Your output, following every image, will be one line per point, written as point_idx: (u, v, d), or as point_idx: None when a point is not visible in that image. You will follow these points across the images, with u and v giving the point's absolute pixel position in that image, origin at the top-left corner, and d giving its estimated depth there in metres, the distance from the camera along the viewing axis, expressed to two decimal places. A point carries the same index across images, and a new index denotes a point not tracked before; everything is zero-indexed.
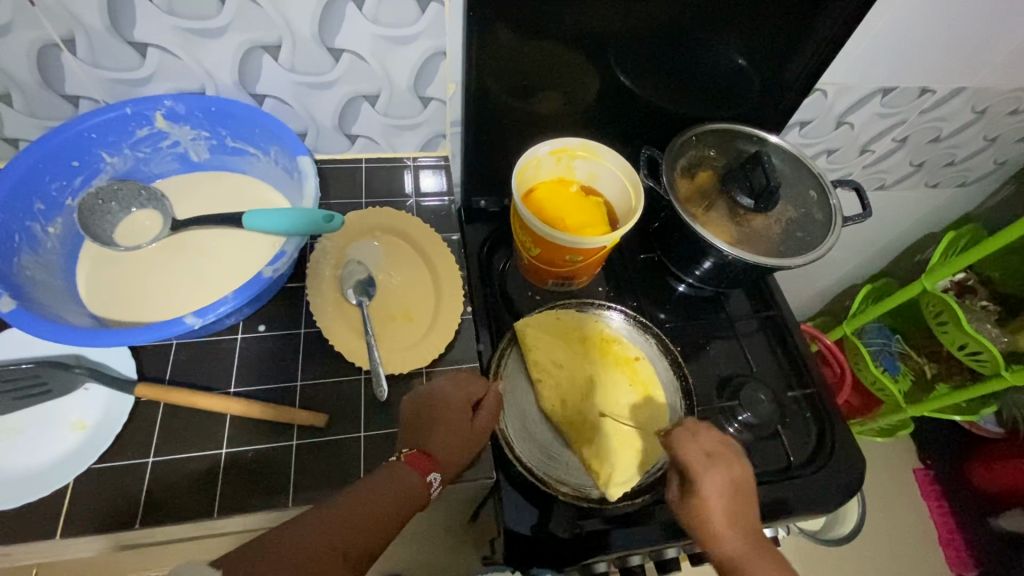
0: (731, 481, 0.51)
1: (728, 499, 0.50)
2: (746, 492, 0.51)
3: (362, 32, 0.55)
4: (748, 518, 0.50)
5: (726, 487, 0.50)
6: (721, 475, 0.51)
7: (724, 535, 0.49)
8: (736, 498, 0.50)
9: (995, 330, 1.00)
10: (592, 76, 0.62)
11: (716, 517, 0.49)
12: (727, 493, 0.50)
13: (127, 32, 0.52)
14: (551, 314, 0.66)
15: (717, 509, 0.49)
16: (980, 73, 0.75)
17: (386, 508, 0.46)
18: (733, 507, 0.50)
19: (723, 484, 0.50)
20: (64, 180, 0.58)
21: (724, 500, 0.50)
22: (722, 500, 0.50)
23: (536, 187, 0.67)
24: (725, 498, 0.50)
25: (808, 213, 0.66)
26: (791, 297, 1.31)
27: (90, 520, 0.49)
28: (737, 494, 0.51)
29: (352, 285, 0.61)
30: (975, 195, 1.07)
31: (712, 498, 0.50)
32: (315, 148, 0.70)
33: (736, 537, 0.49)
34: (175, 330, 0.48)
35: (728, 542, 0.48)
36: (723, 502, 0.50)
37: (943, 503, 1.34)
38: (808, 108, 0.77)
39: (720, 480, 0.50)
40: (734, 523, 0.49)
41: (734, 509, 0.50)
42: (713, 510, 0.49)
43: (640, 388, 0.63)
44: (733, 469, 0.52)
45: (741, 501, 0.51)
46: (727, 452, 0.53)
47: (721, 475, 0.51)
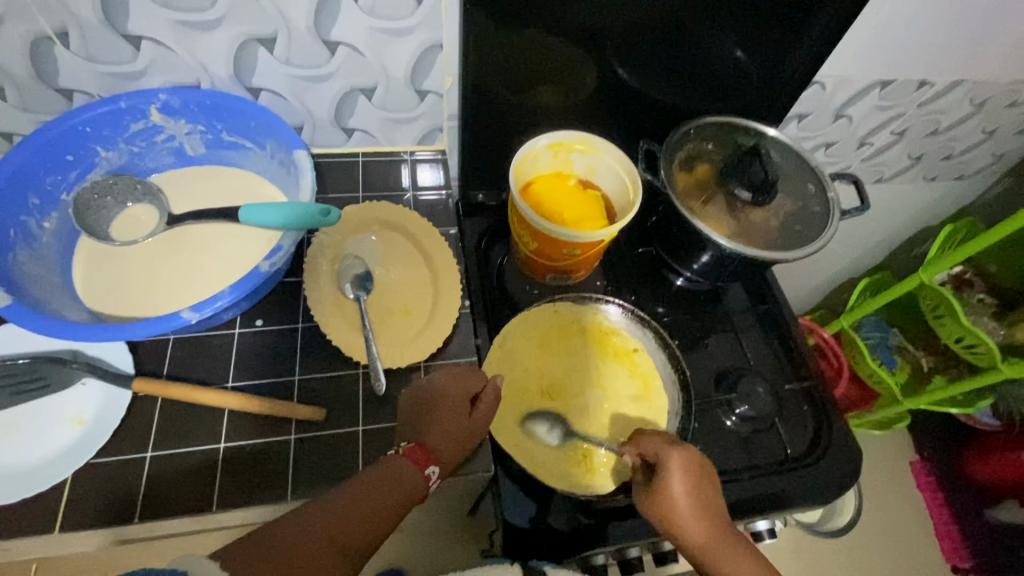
0: (694, 469, 0.52)
1: (694, 487, 0.52)
2: (709, 478, 0.53)
3: (358, 24, 0.55)
4: (713, 503, 0.52)
5: (690, 476, 0.52)
6: (685, 462, 0.52)
7: (692, 525, 0.50)
8: (701, 484, 0.52)
9: (992, 323, 1.01)
10: (590, 68, 0.62)
11: (683, 507, 0.51)
12: (692, 479, 0.52)
13: (121, 24, 0.52)
14: (550, 308, 0.66)
15: (684, 499, 0.51)
16: (979, 65, 0.75)
17: (384, 501, 0.46)
18: (699, 493, 0.52)
19: (689, 472, 0.52)
20: (58, 175, 0.58)
21: (691, 488, 0.51)
22: (687, 489, 0.51)
23: (534, 181, 0.67)
24: (691, 487, 0.51)
25: (806, 207, 0.66)
26: (790, 290, 1.31)
27: (90, 515, 0.49)
28: (703, 481, 0.52)
29: (350, 279, 0.61)
30: (973, 188, 1.07)
31: (678, 489, 0.51)
32: (311, 142, 0.70)
33: (704, 527, 0.51)
34: (172, 325, 0.48)
35: (697, 533, 0.50)
36: (689, 491, 0.51)
37: (939, 495, 1.36)
38: (806, 101, 0.77)
39: (686, 466, 0.52)
40: (699, 511, 0.51)
41: (699, 496, 0.51)
42: (679, 499, 0.51)
43: (639, 380, 0.64)
44: (696, 456, 0.53)
45: (706, 488, 0.52)
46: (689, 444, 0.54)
47: (686, 461, 0.52)
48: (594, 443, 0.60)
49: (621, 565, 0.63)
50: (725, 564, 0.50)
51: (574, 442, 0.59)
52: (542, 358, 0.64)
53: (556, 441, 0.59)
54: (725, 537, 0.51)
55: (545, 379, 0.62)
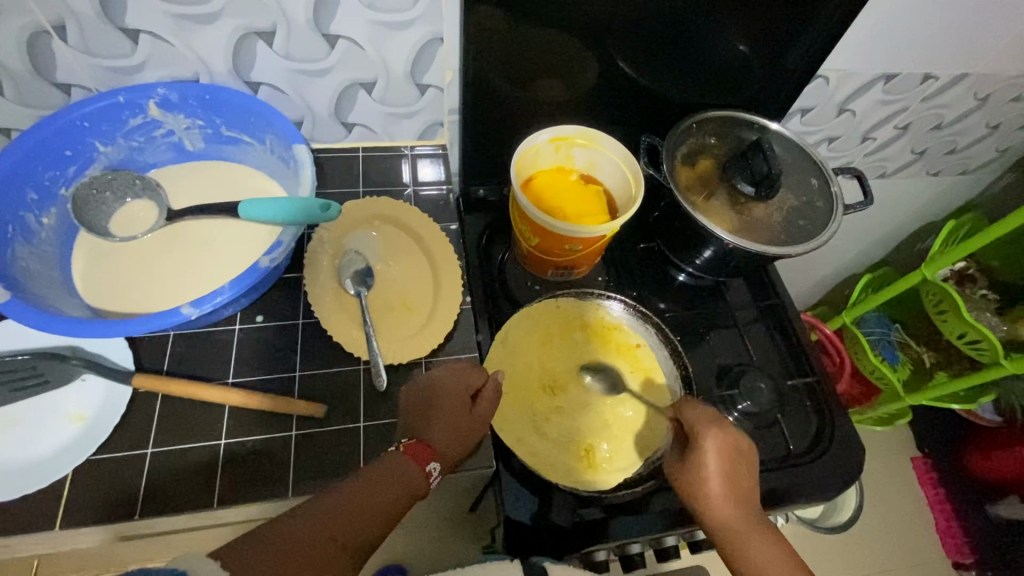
0: (731, 448, 0.52)
1: (728, 468, 0.51)
2: (745, 460, 0.52)
3: (357, 17, 0.54)
4: (745, 485, 0.52)
5: (725, 455, 0.51)
6: (723, 441, 0.52)
7: (720, 504, 0.50)
8: (736, 466, 0.52)
9: (995, 319, 1.00)
10: (591, 62, 0.62)
11: (713, 485, 0.51)
12: (728, 459, 0.51)
13: (118, 18, 0.51)
14: (551, 304, 0.66)
15: (716, 477, 0.51)
16: (984, 59, 0.74)
17: (385, 498, 0.46)
18: (732, 474, 0.51)
19: (723, 452, 0.51)
20: (57, 170, 0.57)
21: (725, 467, 0.51)
22: (720, 467, 0.51)
23: (535, 176, 0.66)
24: (725, 467, 0.51)
25: (809, 202, 0.66)
26: (791, 286, 1.31)
27: (90, 511, 0.49)
28: (738, 462, 0.52)
29: (350, 275, 0.60)
30: (976, 184, 1.06)
31: (712, 466, 0.51)
32: (311, 137, 0.70)
33: (732, 509, 0.50)
34: (171, 321, 0.47)
35: (724, 513, 0.50)
36: (722, 469, 0.51)
37: (941, 491, 1.35)
38: (809, 95, 0.77)
39: (721, 445, 0.52)
40: (732, 491, 0.51)
41: (732, 476, 0.51)
42: (710, 477, 0.51)
43: (640, 375, 0.63)
44: (734, 437, 0.52)
45: (741, 469, 0.52)
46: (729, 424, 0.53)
47: (723, 441, 0.52)
48: (596, 439, 0.59)
49: (623, 562, 0.62)
50: (747, 551, 0.50)
51: (575, 438, 0.59)
52: (544, 354, 0.63)
53: (557, 437, 0.59)
54: (752, 522, 0.51)
55: (546, 375, 0.62)
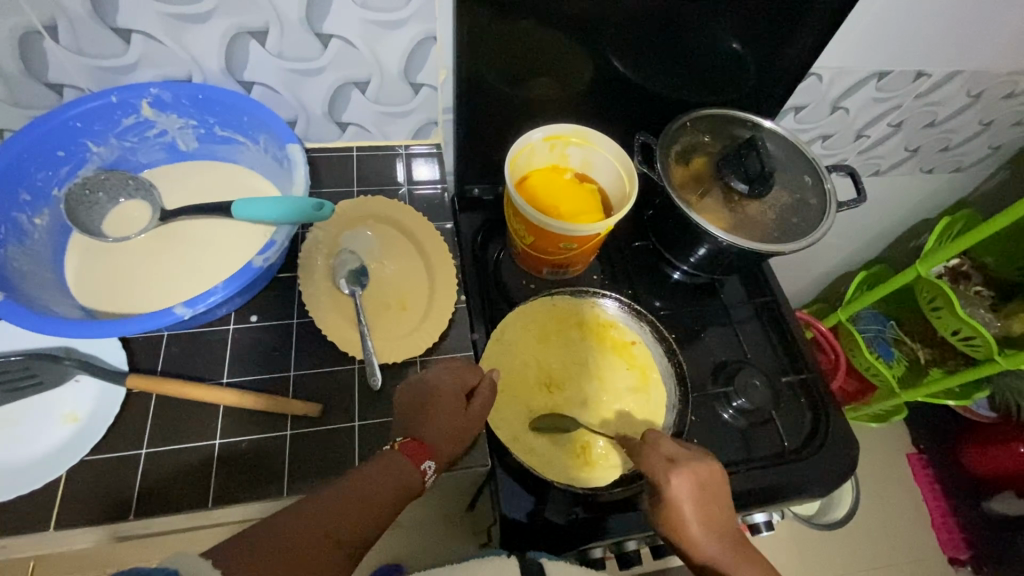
0: (697, 485, 0.50)
1: (699, 506, 0.50)
2: (716, 494, 0.51)
3: (350, 16, 0.54)
4: (721, 520, 0.50)
5: (693, 492, 0.50)
6: (686, 480, 0.50)
7: (702, 546, 0.49)
8: (708, 501, 0.50)
9: (989, 315, 1.01)
10: (585, 61, 0.62)
11: (691, 526, 0.49)
12: (696, 495, 0.50)
13: (111, 18, 0.51)
14: (547, 301, 0.66)
15: (692, 518, 0.49)
16: (976, 55, 0.74)
17: (380, 495, 0.46)
18: (705, 510, 0.50)
19: (689, 491, 0.50)
20: (50, 170, 0.57)
21: (697, 508, 0.50)
22: (693, 508, 0.49)
23: (529, 175, 0.67)
24: (696, 505, 0.50)
25: (802, 199, 0.66)
26: (787, 283, 1.31)
27: (84, 512, 0.49)
28: (709, 497, 0.50)
29: (345, 274, 0.60)
30: (970, 180, 1.06)
31: (684, 507, 0.49)
32: (305, 137, 0.70)
33: (717, 547, 0.49)
34: (164, 321, 0.47)
35: (710, 552, 0.49)
36: (696, 510, 0.50)
37: (937, 487, 1.37)
38: (803, 93, 0.77)
39: (686, 484, 0.50)
40: (710, 530, 0.49)
41: (705, 517, 0.50)
42: (686, 518, 0.49)
43: (636, 372, 0.64)
44: (696, 473, 0.51)
45: (714, 505, 0.50)
46: (687, 461, 0.52)
47: (688, 479, 0.50)
48: (592, 435, 0.60)
49: (619, 558, 0.63)
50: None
51: (573, 434, 0.59)
52: (541, 351, 0.63)
53: (554, 433, 0.59)
54: (742, 558, 0.49)
55: (544, 372, 0.62)
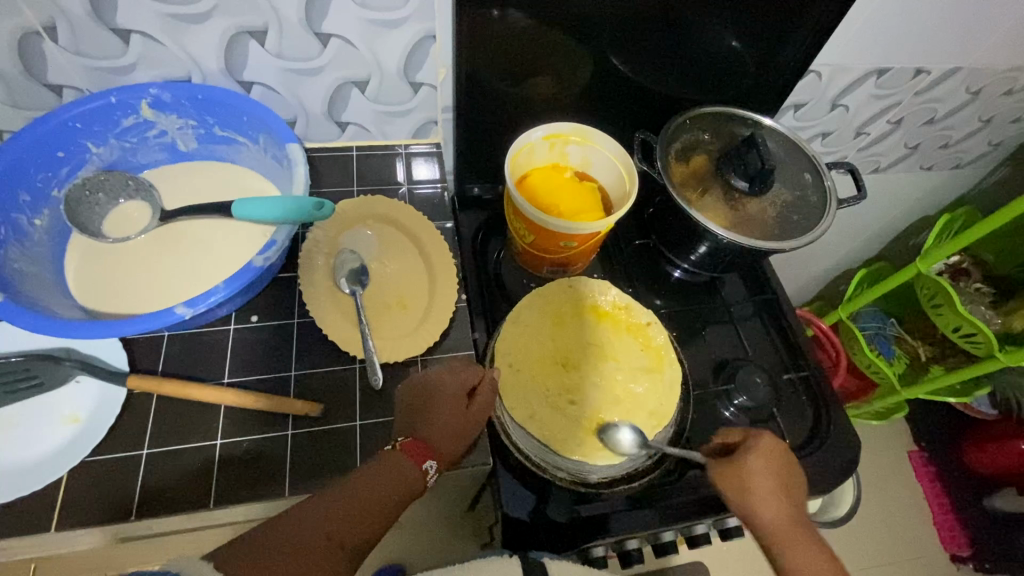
0: (776, 455, 0.52)
1: (778, 473, 0.52)
2: (794, 471, 0.53)
3: (349, 16, 0.54)
4: (793, 492, 0.52)
5: (776, 457, 0.52)
6: (772, 445, 0.53)
7: (768, 504, 0.50)
8: (785, 472, 0.52)
9: (989, 312, 1.01)
10: (585, 59, 0.62)
11: (763, 485, 0.50)
12: (776, 461, 0.52)
13: (109, 18, 0.51)
14: (565, 284, 0.65)
15: (767, 476, 0.51)
16: (975, 52, 0.74)
17: (381, 495, 0.46)
18: (781, 477, 0.51)
19: (773, 454, 0.52)
20: (49, 171, 0.57)
21: (775, 470, 0.51)
22: (773, 466, 0.52)
23: (529, 173, 0.67)
24: (775, 469, 0.52)
25: (803, 196, 0.66)
26: (787, 281, 1.31)
27: (85, 514, 0.49)
28: (786, 469, 0.52)
29: (346, 274, 0.60)
30: (970, 178, 1.06)
31: (763, 466, 0.51)
32: (304, 137, 0.69)
33: (782, 508, 0.50)
34: (165, 320, 0.47)
35: (775, 513, 0.49)
36: (772, 473, 0.51)
37: (937, 484, 1.36)
38: (802, 90, 0.77)
39: (771, 448, 0.53)
40: (781, 495, 0.50)
41: (781, 481, 0.51)
42: (760, 478, 0.51)
43: (651, 353, 0.62)
44: (780, 446, 0.53)
45: (789, 480, 0.52)
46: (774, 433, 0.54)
47: (772, 444, 0.53)
48: (608, 413, 0.57)
49: (621, 558, 0.63)
50: (795, 555, 0.48)
51: (588, 413, 0.57)
52: (556, 331, 0.62)
53: (571, 411, 0.57)
54: (800, 531, 0.50)
55: (559, 352, 0.61)
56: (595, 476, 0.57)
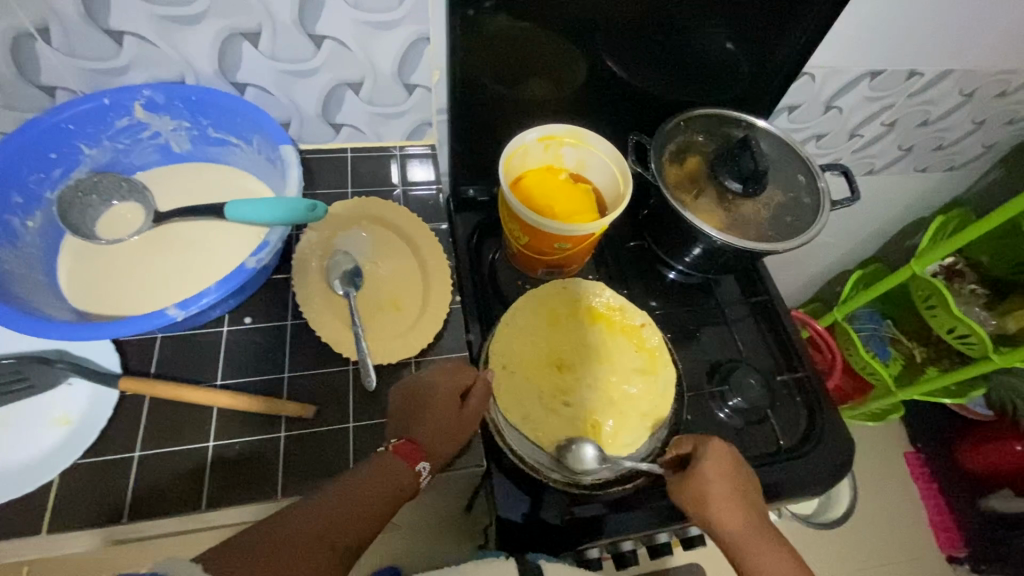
0: (727, 461, 0.54)
1: (729, 480, 0.53)
2: (747, 474, 0.54)
3: (343, 17, 0.54)
4: (748, 494, 0.53)
5: (726, 463, 0.53)
6: (720, 451, 0.54)
7: (725, 514, 0.51)
8: (737, 477, 0.53)
9: (983, 313, 1.02)
10: (579, 60, 0.62)
11: (717, 496, 0.52)
12: (726, 466, 0.53)
13: (102, 19, 0.51)
14: (559, 286, 0.65)
15: (719, 486, 0.52)
16: (967, 54, 0.75)
17: (374, 496, 0.46)
18: (733, 483, 0.53)
19: (722, 461, 0.53)
20: (42, 172, 0.57)
21: (724, 478, 0.52)
22: (722, 474, 0.52)
23: (524, 175, 0.67)
24: (727, 476, 0.53)
25: (796, 198, 0.66)
26: (783, 282, 1.31)
27: (76, 516, 0.49)
28: (739, 473, 0.53)
29: (339, 276, 0.60)
30: (965, 179, 1.07)
31: (715, 476, 0.52)
32: (299, 138, 0.69)
33: (740, 516, 0.51)
34: (157, 322, 0.47)
35: (733, 523, 0.51)
36: (724, 481, 0.52)
37: (933, 485, 1.37)
38: (796, 92, 0.77)
39: (720, 454, 0.54)
40: (735, 502, 0.52)
41: (734, 488, 0.52)
42: (712, 489, 0.52)
43: (645, 354, 0.62)
44: (730, 450, 0.54)
45: (745, 484, 0.53)
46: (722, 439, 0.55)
47: (721, 450, 0.54)
48: (602, 414, 0.58)
49: (616, 560, 0.62)
50: (760, 562, 0.50)
51: (582, 414, 0.57)
52: (550, 333, 0.62)
53: (565, 412, 0.57)
54: (762, 535, 0.51)
55: (554, 353, 0.61)
56: (589, 478, 0.57)
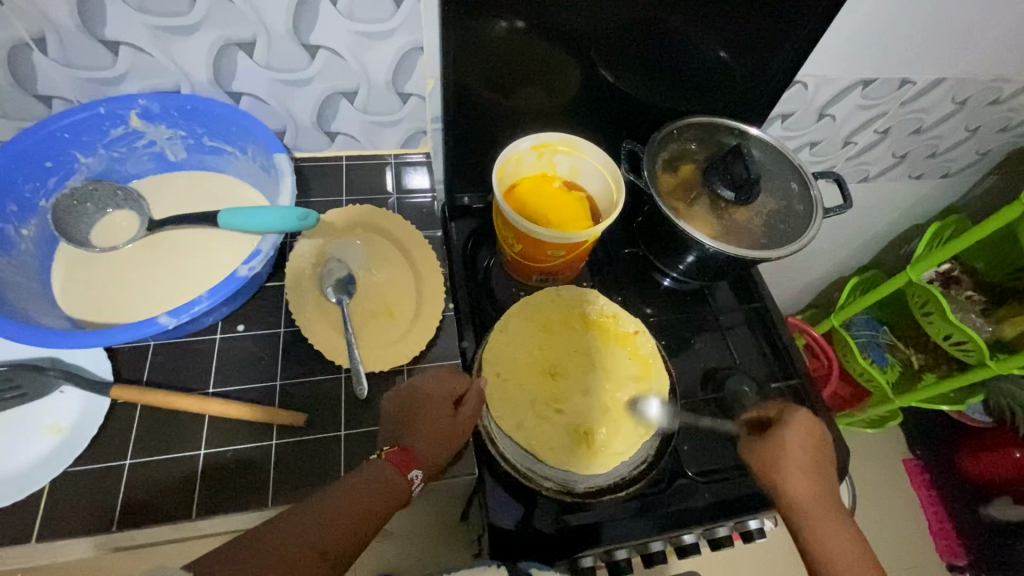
0: (811, 434, 0.57)
1: (811, 450, 0.56)
2: (825, 450, 0.57)
3: (337, 28, 0.55)
4: (823, 471, 0.56)
5: (807, 437, 0.56)
6: (806, 425, 0.57)
7: (798, 480, 0.54)
8: (818, 450, 0.56)
9: (980, 320, 1.02)
10: (572, 69, 0.62)
11: (794, 462, 0.55)
12: (809, 439, 0.56)
13: (98, 30, 0.52)
14: (552, 293, 0.65)
15: (798, 454, 0.55)
16: (959, 63, 0.75)
17: (373, 506, 0.46)
18: (812, 456, 0.56)
19: (806, 434, 0.56)
20: (37, 181, 0.57)
21: (805, 449, 0.56)
22: (805, 445, 0.56)
23: (518, 183, 0.67)
24: (807, 446, 0.56)
25: (789, 205, 0.66)
26: (780, 289, 1.31)
27: (66, 525, 0.49)
28: (819, 447, 0.57)
29: (332, 283, 0.60)
30: (959, 186, 1.07)
31: (797, 445, 0.56)
32: (293, 146, 0.70)
33: (810, 486, 0.55)
34: (149, 330, 0.47)
35: (803, 488, 0.54)
36: (803, 451, 0.56)
37: (933, 492, 1.37)
38: (789, 100, 0.77)
39: (804, 427, 0.57)
40: (809, 472, 0.55)
41: (812, 461, 0.56)
42: (791, 456, 0.55)
43: (639, 362, 0.62)
44: (817, 426, 0.57)
45: (821, 460, 0.56)
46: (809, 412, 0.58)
47: (806, 423, 0.57)
48: (596, 422, 0.57)
49: None
50: (818, 529, 0.53)
51: (575, 422, 0.57)
52: (543, 340, 0.62)
53: (558, 420, 0.57)
54: (826, 504, 0.55)
55: (547, 360, 0.61)
56: (582, 486, 0.57)
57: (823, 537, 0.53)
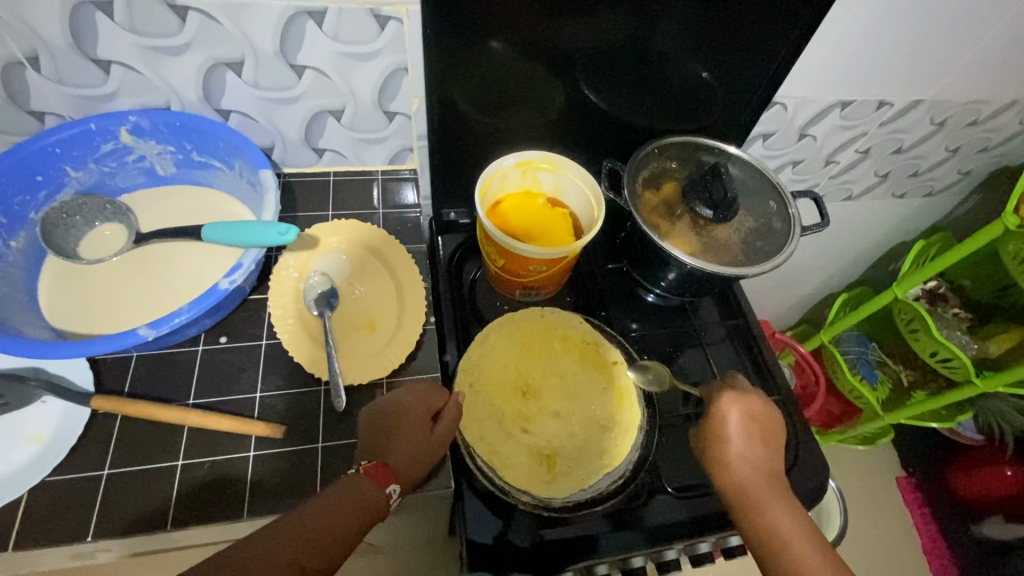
0: (745, 415, 0.58)
1: (745, 431, 0.57)
2: (762, 428, 0.58)
3: (324, 49, 0.57)
4: (759, 452, 0.56)
5: (741, 418, 0.58)
6: (738, 404, 0.59)
7: (728, 461, 0.56)
8: (757, 430, 0.58)
9: (966, 337, 1.02)
10: (555, 89, 0.64)
11: (724, 444, 0.57)
12: (742, 418, 0.58)
13: (90, 50, 0.53)
14: (537, 313, 0.67)
15: (729, 435, 0.57)
16: (934, 85, 0.77)
17: (348, 523, 0.46)
18: (746, 435, 0.57)
19: (739, 414, 0.58)
20: (27, 194, 0.59)
21: (738, 429, 0.57)
22: (736, 425, 0.58)
23: (501, 199, 0.68)
24: (739, 426, 0.58)
25: (767, 222, 0.67)
26: (769, 305, 1.32)
27: (41, 535, 0.49)
28: (759, 427, 0.58)
29: (314, 298, 0.62)
30: (944, 205, 1.09)
31: (727, 425, 0.58)
32: (282, 162, 0.71)
33: (741, 467, 0.55)
34: (129, 342, 0.48)
35: (736, 471, 0.55)
36: (735, 430, 0.57)
37: (926, 511, 1.36)
38: (770, 120, 0.79)
39: (737, 408, 0.59)
40: (741, 452, 0.56)
41: (745, 441, 0.57)
42: (722, 438, 0.57)
43: (615, 393, 0.63)
44: (751, 404, 0.59)
45: (757, 439, 0.57)
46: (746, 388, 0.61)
47: (737, 403, 0.59)
48: (559, 446, 0.59)
49: None
50: (752, 510, 0.53)
51: (539, 443, 0.59)
52: (521, 358, 0.64)
53: (522, 440, 0.59)
54: (764, 485, 0.54)
55: (520, 379, 0.62)
56: (560, 500, 0.57)
57: (759, 521, 0.52)
